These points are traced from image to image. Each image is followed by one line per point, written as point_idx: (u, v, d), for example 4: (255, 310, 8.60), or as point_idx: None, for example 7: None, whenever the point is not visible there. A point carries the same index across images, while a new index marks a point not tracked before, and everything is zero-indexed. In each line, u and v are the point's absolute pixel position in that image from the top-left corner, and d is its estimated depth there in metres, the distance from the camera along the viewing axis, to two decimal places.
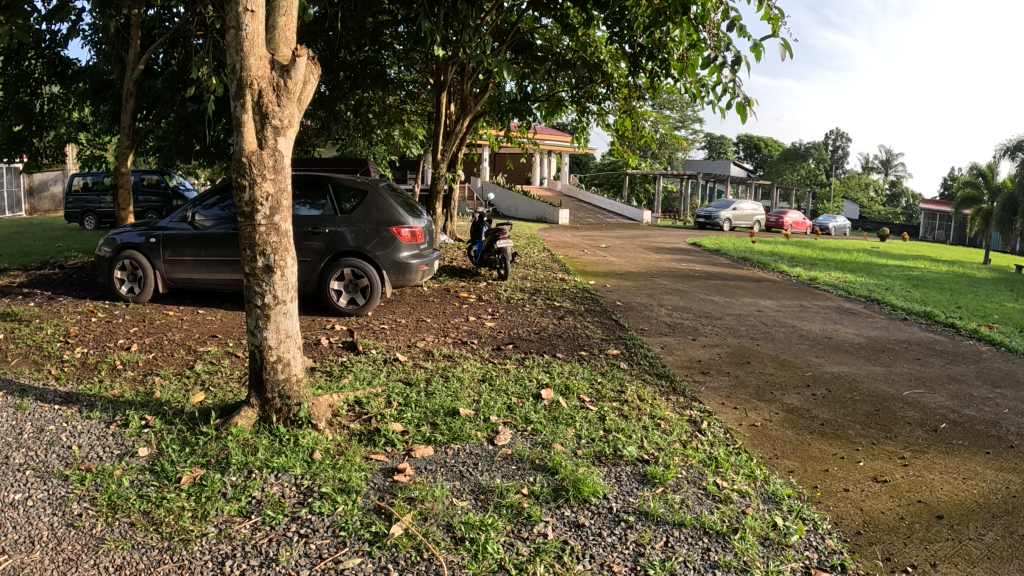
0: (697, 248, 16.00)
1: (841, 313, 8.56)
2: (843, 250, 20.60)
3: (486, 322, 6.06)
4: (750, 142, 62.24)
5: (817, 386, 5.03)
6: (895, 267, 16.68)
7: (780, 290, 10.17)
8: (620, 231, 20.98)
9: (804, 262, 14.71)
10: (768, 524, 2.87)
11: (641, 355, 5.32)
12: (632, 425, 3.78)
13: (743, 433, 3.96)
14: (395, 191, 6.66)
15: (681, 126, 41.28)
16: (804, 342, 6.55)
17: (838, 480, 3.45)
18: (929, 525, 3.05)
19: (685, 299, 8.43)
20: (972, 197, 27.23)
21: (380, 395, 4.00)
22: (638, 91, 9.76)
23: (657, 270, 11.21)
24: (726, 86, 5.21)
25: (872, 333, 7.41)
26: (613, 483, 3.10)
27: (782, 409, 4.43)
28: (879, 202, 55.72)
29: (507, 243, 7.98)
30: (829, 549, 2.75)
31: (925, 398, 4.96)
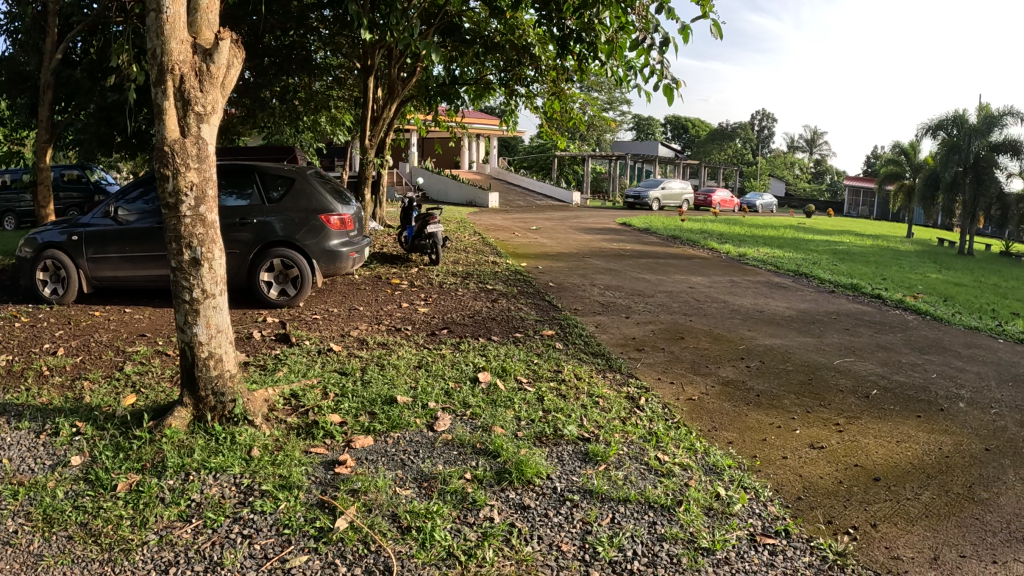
0: (626, 228, 16.21)
1: (770, 287, 8.77)
2: (771, 227, 21.22)
3: (419, 307, 6.01)
4: (677, 123, 63.13)
5: (750, 358, 5.14)
6: (822, 242, 17.17)
7: (710, 266, 10.38)
8: (551, 213, 21.10)
9: (733, 239, 15.04)
10: (711, 495, 2.92)
11: (577, 334, 5.35)
12: (571, 404, 3.79)
13: (681, 407, 4.00)
14: (322, 178, 6.54)
15: (610, 108, 41.58)
16: (737, 316, 6.68)
17: (776, 448, 3.53)
18: (867, 487, 3.14)
19: (618, 278, 8.50)
20: (895, 174, 28.16)
21: (317, 386, 3.92)
22: (566, 74, 9.80)
23: (589, 250, 11.29)
24: (653, 67, 5.24)
25: (800, 305, 7.61)
26: (555, 463, 3.09)
27: (717, 381, 4.51)
28: (804, 180, 57.44)
29: (437, 228, 7.90)
30: (772, 516, 2.81)
31: (856, 366, 5.13)
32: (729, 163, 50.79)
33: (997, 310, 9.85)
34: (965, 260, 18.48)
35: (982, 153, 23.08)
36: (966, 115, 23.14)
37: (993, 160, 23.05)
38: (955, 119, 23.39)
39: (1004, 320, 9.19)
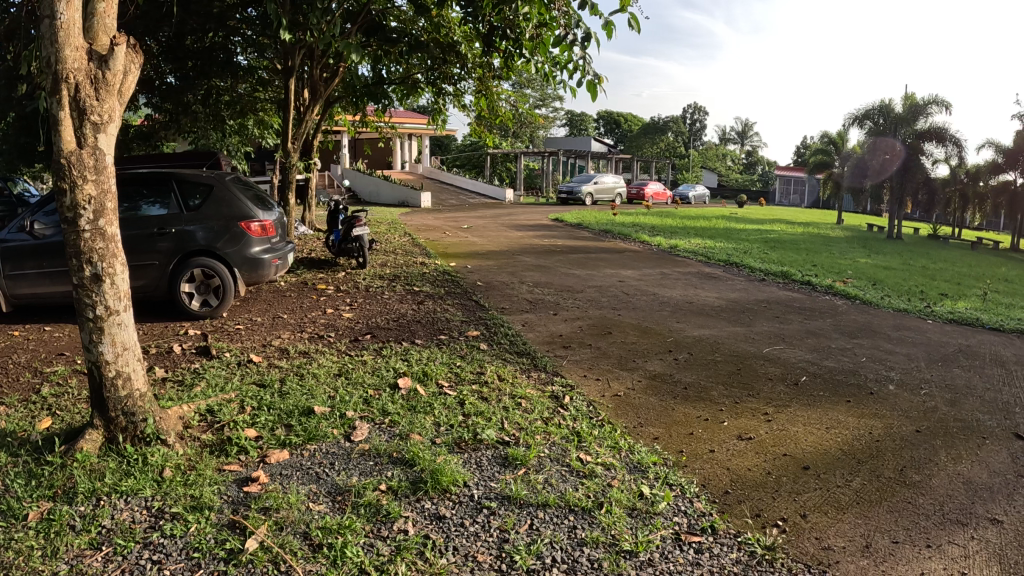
0: (558, 224, 16.23)
1: (700, 278, 8.79)
2: (701, 218, 21.52)
3: (344, 312, 5.86)
4: (611, 118, 63.73)
5: (679, 350, 5.13)
6: (754, 231, 17.48)
7: (642, 259, 10.39)
8: (484, 210, 21.08)
9: (666, 231, 15.20)
10: (635, 494, 2.90)
11: (502, 334, 5.28)
12: (492, 407, 3.72)
13: (606, 405, 3.96)
14: (242, 184, 6.34)
15: (542, 104, 41.72)
16: (667, 308, 6.68)
17: (703, 442, 3.52)
18: (797, 477, 3.20)
19: (547, 274, 8.47)
20: (824, 163, 28.75)
21: (233, 401, 3.75)
22: (493, 72, 9.73)
23: (521, 247, 11.26)
24: (576, 64, 5.18)
25: (730, 295, 7.62)
26: (473, 470, 3.01)
27: (644, 375, 4.48)
28: (736, 171, 58.54)
29: (363, 231, 7.73)
30: (698, 512, 2.82)
31: (785, 353, 5.17)
32: (662, 156, 51.47)
33: (923, 292, 10.10)
34: (892, 244, 18.99)
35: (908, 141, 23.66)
36: (892, 104, 23.72)
37: (920, 147, 23.55)
38: (881, 108, 23.87)
39: (929, 301, 9.42)
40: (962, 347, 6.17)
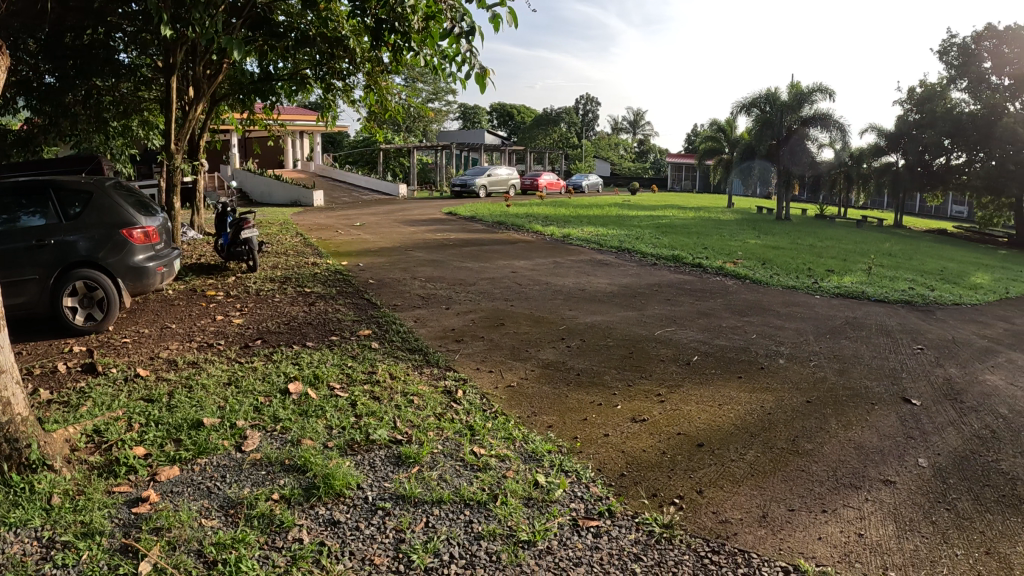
0: (452, 217, 16.27)
1: (592, 265, 9.31)
2: (593, 205, 22.03)
3: (235, 318, 5.70)
4: (504, 111, 64.10)
5: (571, 337, 5.74)
6: (645, 217, 18.01)
7: (535, 249, 10.76)
8: (379, 206, 20.93)
9: (558, 220, 15.49)
10: (531, 484, 3.22)
11: (394, 331, 5.42)
12: (384, 406, 3.86)
13: (499, 396, 4.36)
14: (124, 190, 6.08)
15: (435, 99, 41.56)
16: (558, 296, 7.24)
17: (598, 426, 4.02)
18: (694, 455, 3.72)
19: (439, 269, 8.52)
20: (714, 149, 29.63)
21: (121, 418, 3.58)
22: (383, 66, 9.64)
23: (413, 242, 11.26)
24: (463, 56, 5.17)
25: (620, 282, 8.14)
26: (367, 471, 3.12)
27: (537, 364, 4.98)
28: (628, 160, 60.05)
29: (252, 232, 7.54)
30: (595, 497, 3.18)
31: (678, 334, 5.98)
32: (555, 147, 52.17)
33: (809, 269, 10.56)
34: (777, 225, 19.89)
35: (794, 127, 24.81)
36: (777, 93, 24.54)
37: (805, 133, 24.70)
38: (767, 97, 24.60)
39: (817, 277, 9.86)
40: (848, 319, 7.29)
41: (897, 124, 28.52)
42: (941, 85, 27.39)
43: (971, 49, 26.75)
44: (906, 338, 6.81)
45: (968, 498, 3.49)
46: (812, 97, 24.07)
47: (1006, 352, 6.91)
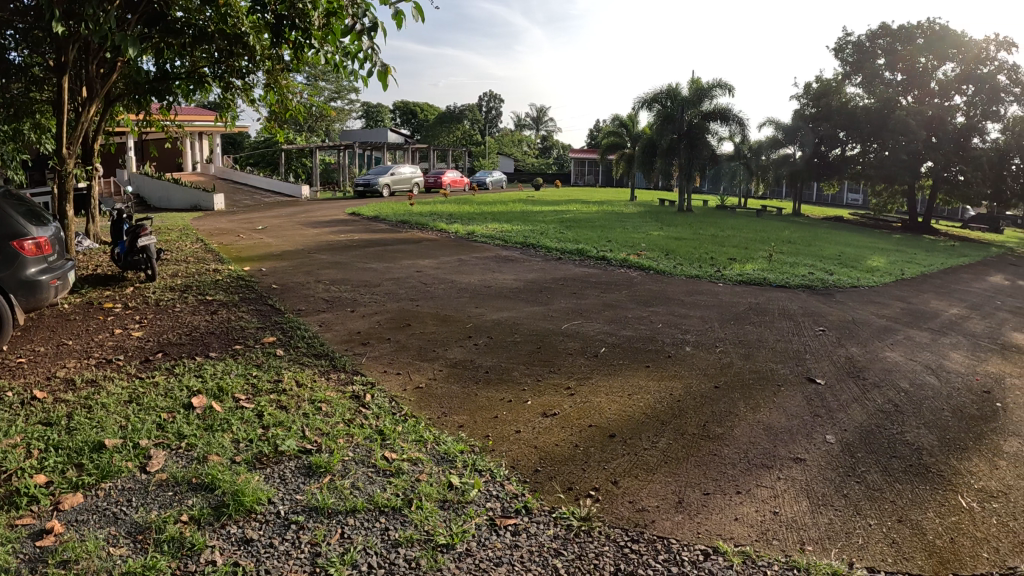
0: (356, 218, 16.08)
1: (498, 262, 9.45)
2: (497, 202, 22.19)
3: (134, 331, 5.45)
4: (407, 109, 63.63)
5: (479, 335, 5.83)
6: (548, 212, 18.26)
7: (440, 248, 10.75)
8: (282, 209, 20.49)
9: (463, 218, 15.52)
10: (446, 486, 3.20)
11: (299, 337, 5.30)
12: (291, 415, 3.77)
13: (408, 398, 4.33)
14: (11, 199, 5.70)
15: (338, 97, 40.88)
16: (464, 295, 7.33)
17: (509, 423, 4.05)
18: (606, 445, 3.82)
19: (344, 271, 8.40)
20: (616, 144, 30.25)
21: (16, 445, 3.34)
22: (284, 64, 9.35)
23: (317, 244, 11.06)
24: (365, 53, 5.09)
25: (525, 279, 8.25)
26: (277, 485, 3.04)
27: (444, 365, 5.00)
28: (532, 156, 60.66)
29: (149, 240, 7.25)
30: (511, 495, 3.18)
31: (584, 327, 6.18)
32: (459, 144, 52.14)
33: (714, 258, 10.83)
34: (680, 216, 20.34)
35: (695, 121, 25.38)
36: (678, 88, 25.29)
37: (705, 127, 25.37)
38: (669, 92, 25.41)
39: (720, 266, 10.13)
40: (752, 304, 7.56)
41: (793, 118, 29.88)
42: (837, 80, 28.99)
43: (867, 46, 28.61)
44: (809, 321, 7.09)
45: (876, 470, 3.75)
46: (712, 92, 24.94)
47: (902, 330, 7.29)
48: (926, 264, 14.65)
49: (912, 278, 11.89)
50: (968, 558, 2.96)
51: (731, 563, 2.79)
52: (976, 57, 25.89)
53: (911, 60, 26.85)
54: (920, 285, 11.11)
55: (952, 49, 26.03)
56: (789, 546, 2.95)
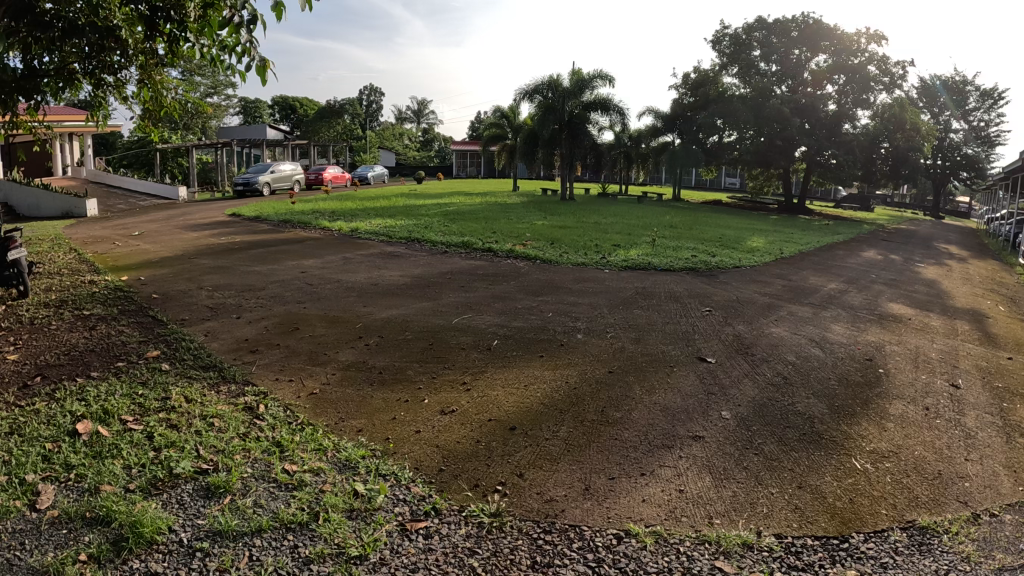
0: (236, 219, 15.55)
1: (382, 259, 9.48)
2: (382, 197, 21.95)
3: (7, 355, 5.04)
4: (286, 103, 61.99)
5: (369, 335, 5.79)
6: (432, 205, 18.38)
7: (326, 246, 10.56)
8: (157, 212, 19.58)
9: (346, 214, 15.31)
10: (351, 494, 3.17)
11: (184, 349, 5.08)
12: (184, 434, 3.60)
13: (303, 405, 4.24)
14: None
15: (215, 93, 39.38)
16: (351, 294, 7.24)
17: (408, 424, 4.07)
18: (507, 439, 3.94)
19: (227, 275, 8.13)
20: (498, 136, 30.48)
21: None
22: (159, 59, 8.88)
23: (197, 248, 10.65)
24: (241, 46, 4.88)
25: (412, 275, 8.39)
26: (176, 511, 2.90)
27: (337, 368, 4.94)
28: (413, 149, 60.43)
29: (18, 253, 6.75)
30: (417, 498, 3.20)
31: (473, 321, 6.31)
32: (340, 138, 51.23)
33: (599, 245, 11.06)
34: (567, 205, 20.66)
35: (576, 111, 25.67)
36: (559, 79, 25.53)
37: (586, 116, 25.79)
38: (549, 83, 25.54)
39: (607, 252, 10.34)
40: (639, 289, 7.80)
41: (672, 107, 30.85)
42: (714, 71, 30.38)
43: (743, 39, 29.25)
44: (695, 302, 7.34)
45: (773, 441, 4.15)
46: (592, 82, 25.40)
47: (785, 306, 7.65)
48: (802, 241, 15.54)
49: (790, 256, 12.47)
50: (869, 516, 3.41)
51: (645, 543, 2.99)
52: (847, 47, 27.62)
53: (785, 51, 28.31)
54: (799, 262, 11.67)
55: (825, 42, 27.84)
56: (699, 521, 3.21)
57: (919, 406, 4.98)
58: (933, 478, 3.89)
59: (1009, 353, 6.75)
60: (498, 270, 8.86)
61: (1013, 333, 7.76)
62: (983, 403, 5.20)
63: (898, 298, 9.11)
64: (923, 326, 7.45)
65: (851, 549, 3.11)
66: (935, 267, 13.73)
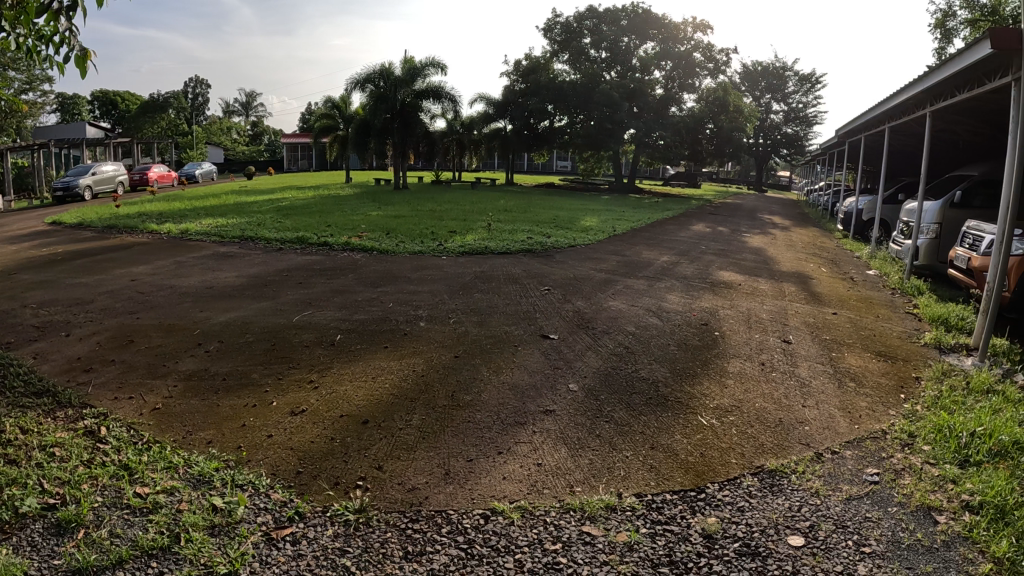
0: (52, 227, 14.34)
1: (216, 260, 9.09)
2: (211, 195, 20.92)
3: None
4: (105, 98, 57.97)
5: (209, 341, 5.52)
6: (266, 201, 17.70)
7: (154, 251, 9.96)
8: None
9: (173, 215, 14.50)
10: (210, 510, 3.04)
11: (11, 375, 4.62)
12: (22, 468, 3.28)
13: (146, 422, 3.98)
14: None
15: (27, 89, 36.26)
16: (187, 299, 6.89)
17: (259, 429, 3.93)
18: (361, 432, 3.90)
19: (49, 289, 7.50)
20: (330, 127, 29.69)
21: None
22: None
23: (10, 262, 9.74)
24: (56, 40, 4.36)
25: (247, 274, 8.10)
26: (27, 554, 2.65)
27: (179, 379, 4.67)
28: (242, 143, 58.09)
29: None
30: (279, 504, 3.12)
31: (315, 317, 6.18)
32: (166, 135, 48.43)
33: (435, 233, 11.08)
34: (398, 194, 20.51)
35: (408, 100, 25.37)
36: (390, 69, 25.05)
37: (419, 105, 25.59)
38: (381, 72, 25.04)
39: (442, 240, 10.36)
40: (477, 273, 7.89)
41: (503, 93, 31.10)
42: (545, 58, 30.99)
43: (574, 27, 30.20)
44: (534, 283, 7.48)
45: (621, 407, 4.34)
46: (424, 71, 25.26)
47: (621, 280, 7.93)
48: (632, 218, 16.23)
49: (622, 233, 12.95)
50: (720, 467, 3.66)
51: (512, 519, 3.09)
52: (673, 36, 29.21)
53: (615, 39, 29.18)
54: (632, 238, 12.14)
55: (653, 30, 29.19)
56: (561, 492, 3.35)
57: (756, 361, 5.34)
58: (773, 426, 4.19)
59: (832, 309, 7.34)
60: (337, 264, 8.67)
61: (834, 291, 8.45)
62: (814, 354, 5.66)
63: (727, 266, 9.66)
64: (752, 289, 7.96)
65: (708, 498, 3.34)
66: (759, 235, 14.71)
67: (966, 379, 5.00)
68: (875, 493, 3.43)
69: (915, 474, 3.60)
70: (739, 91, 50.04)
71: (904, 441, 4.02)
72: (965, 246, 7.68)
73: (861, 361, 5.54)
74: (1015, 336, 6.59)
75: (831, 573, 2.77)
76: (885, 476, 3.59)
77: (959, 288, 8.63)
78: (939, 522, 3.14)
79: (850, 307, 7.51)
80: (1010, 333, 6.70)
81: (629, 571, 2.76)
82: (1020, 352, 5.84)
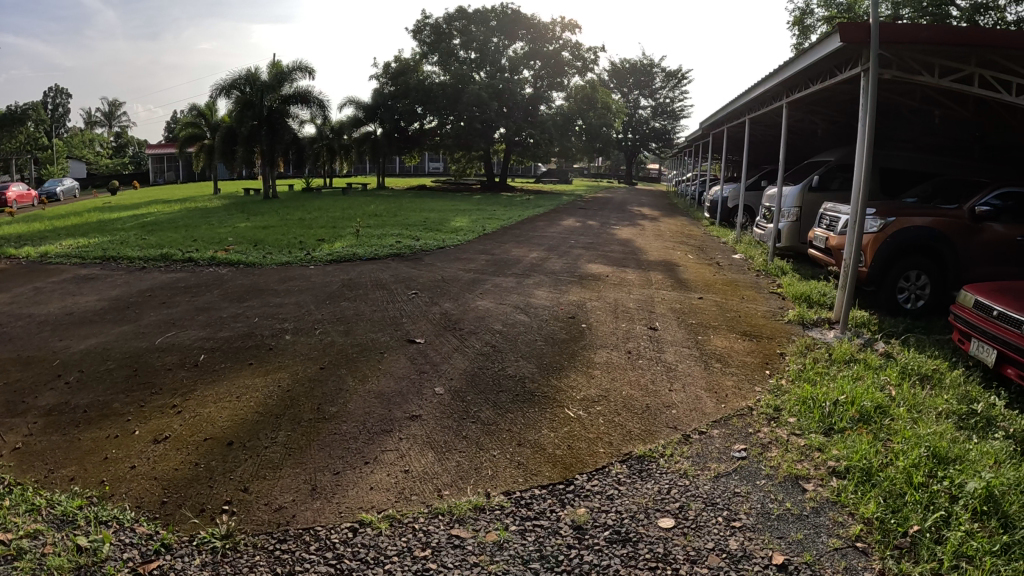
0: None
1: (75, 284, 8.55)
2: (72, 214, 19.73)
3: None
4: None
5: (68, 371, 5.17)
6: (129, 218, 16.78)
7: (7, 278, 9.27)
8: None
9: (27, 238, 13.59)
10: (74, 551, 2.84)
11: None
12: None
13: (6, 463, 3.69)
14: None
15: None
16: (44, 328, 6.44)
17: (123, 460, 3.70)
18: (227, 454, 3.73)
19: None
20: (195, 136, 28.64)
21: None
22: None
23: None
24: None
25: (108, 297, 7.64)
26: None
27: (39, 414, 4.35)
28: (106, 157, 55.26)
29: None
30: (145, 538, 2.95)
31: (178, 338, 5.89)
32: (24, 151, 45.56)
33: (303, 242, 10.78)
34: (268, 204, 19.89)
35: (275, 105, 24.79)
36: (256, 73, 24.46)
37: (286, 110, 25.05)
38: (247, 78, 24.36)
39: (310, 249, 10.09)
40: (344, 281, 7.71)
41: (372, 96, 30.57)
42: (415, 60, 30.96)
43: (443, 29, 30.13)
44: (401, 287, 7.37)
45: (488, 406, 4.33)
46: (292, 75, 24.71)
47: (490, 280, 7.91)
48: (504, 216, 16.34)
49: (494, 232, 12.96)
50: (588, 457, 3.69)
51: (380, 529, 3.02)
52: (542, 36, 29.67)
53: (484, 39, 29.40)
54: (501, 237, 12.18)
55: (522, 30, 29.60)
56: (429, 497, 3.30)
57: (623, 350, 5.43)
58: (640, 412, 4.28)
59: (699, 294, 7.58)
60: (202, 280, 8.30)
61: (701, 276, 8.73)
62: (681, 338, 5.82)
63: (597, 259, 9.84)
64: (621, 280, 8.14)
65: (577, 490, 3.36)
66: (628, 227, 15.11)
67: (825, 352, 5.26)
68: (744, 467, 3.56)
69: (782, 446, 3.77)
70: (610, 89, 51.15)
71: (770, 415, 4.18)
72: (824, 227, 8.09)
73: (728, 342, 5.74)
74: (868, 307, 7.01)
75: (703, 550, 2.85)
76: (752, 451, 3.73)
77: (818, 267, 9.10)
78: (806, 490, 3.30)
79: (717, 291, 7.78)
80: (864, 305, 7.11)
81: (500, 570, 2.74)
82: (877, 322, 6.18)
